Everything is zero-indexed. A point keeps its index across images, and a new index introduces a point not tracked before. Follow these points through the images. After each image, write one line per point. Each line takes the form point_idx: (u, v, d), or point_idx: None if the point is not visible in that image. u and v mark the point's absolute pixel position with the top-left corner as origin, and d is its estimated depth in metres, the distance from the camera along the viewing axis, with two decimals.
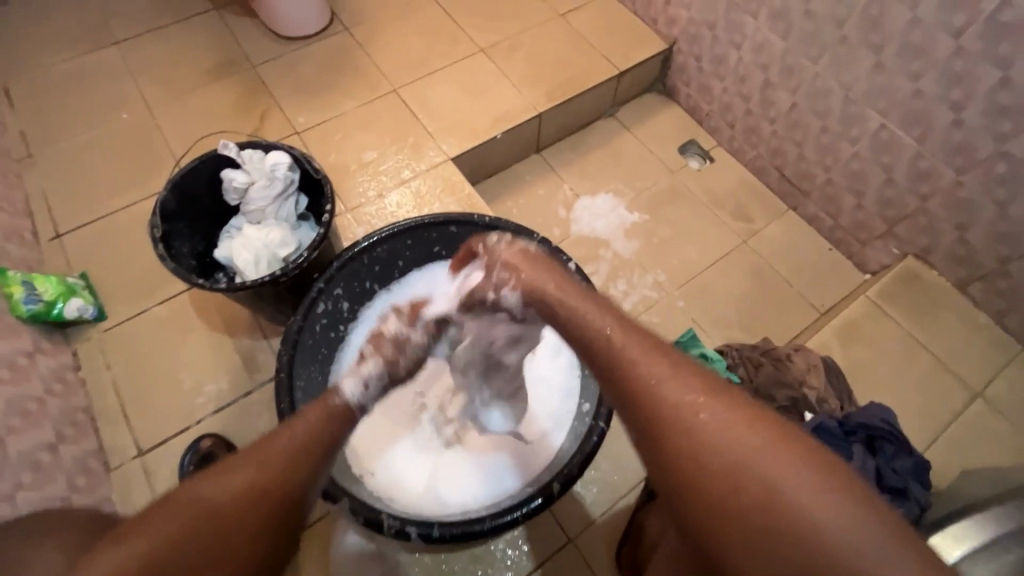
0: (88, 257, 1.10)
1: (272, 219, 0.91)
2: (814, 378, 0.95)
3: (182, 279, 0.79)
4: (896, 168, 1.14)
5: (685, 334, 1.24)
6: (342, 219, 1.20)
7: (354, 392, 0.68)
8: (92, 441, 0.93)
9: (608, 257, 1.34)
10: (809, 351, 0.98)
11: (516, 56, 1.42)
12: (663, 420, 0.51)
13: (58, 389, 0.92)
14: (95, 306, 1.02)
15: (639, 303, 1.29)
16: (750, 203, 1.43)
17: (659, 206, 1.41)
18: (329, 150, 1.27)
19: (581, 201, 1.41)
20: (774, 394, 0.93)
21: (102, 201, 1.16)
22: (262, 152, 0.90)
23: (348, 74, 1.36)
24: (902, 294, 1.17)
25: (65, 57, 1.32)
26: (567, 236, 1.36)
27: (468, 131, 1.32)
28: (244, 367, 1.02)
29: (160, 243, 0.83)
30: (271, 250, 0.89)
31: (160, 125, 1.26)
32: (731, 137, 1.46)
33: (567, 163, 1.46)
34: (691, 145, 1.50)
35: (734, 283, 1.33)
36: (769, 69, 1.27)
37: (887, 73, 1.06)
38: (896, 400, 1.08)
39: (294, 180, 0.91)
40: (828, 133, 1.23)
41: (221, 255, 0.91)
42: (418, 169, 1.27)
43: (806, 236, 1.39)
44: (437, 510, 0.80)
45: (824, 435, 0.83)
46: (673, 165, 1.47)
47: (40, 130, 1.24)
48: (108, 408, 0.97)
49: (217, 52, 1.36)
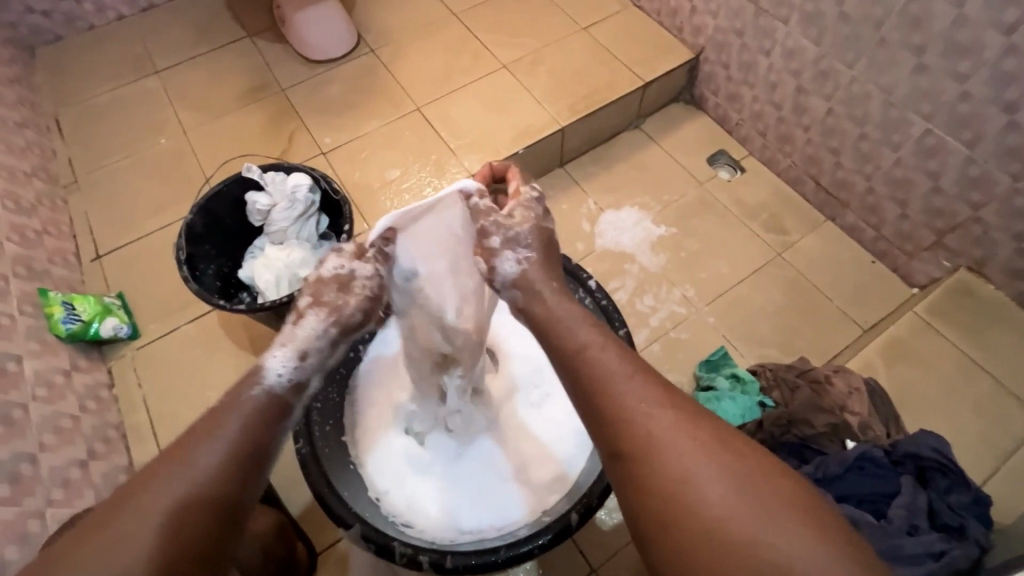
0: (125, 278, 1.15)
1: (293, 240, 0.93)
2: (857, 403, 0.88)
3: (205, 301, 0.81)
4: (944, 175, 1.07)
5: (715, 353, 1.18)
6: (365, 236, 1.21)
7: (280, 370, 0.59)
8: (123, 457, 0.96)
9: (634, 272, 1.30)
10: (851, 373, 0.92)
11: (539, 70, 1.42)
12: (646, 455, 0.46)
13: (92, 406, 0.96)
14: (129, 325, 1.06)
15: (667, 320, 1.25)
16: (785, 214, 1.36)
17: (687, 219, 1.37)
18: (353, 169, 1.29)
19: (606, 215, 1.38)
20: (814, 419, 0.87)
21: (139, 224, 1.21)
22: (284, 173, 0.92)
23: (372, 95, 1.38)
24: (957, 309, 1.09)
25: (110, 87, 1.40)
26: (591, 251, 1.33)
27: (490, 147, 1.32)
28: None
29: (185, 265, 0.85)
30: (292, 271, 0.91)
31: (194, 150, 1.31)
32: (763, 146, 1.40)
33: (591, 177, 1.43)
34: (721, 155, 1.45)
35: (768, 299, 1.27)
36: (801, 75, 1.22)
37: (931, 74, 1.00)
38: (952, 427, 0.99)
39: (315, 201, 0.92)
40: (867, 139, 1.17)
41: (244, 276, 0.93)
42: (440, 187, 1.27)
43: (846, 248, 1.31)
44: (452, 537, 0.78)
45: (870, 466, 0.78)
46: (701, 177, 1.42)
47: (85, 157, 1.30)
48: (137, 423, 1.00)
49: (249, 77, 1.41)
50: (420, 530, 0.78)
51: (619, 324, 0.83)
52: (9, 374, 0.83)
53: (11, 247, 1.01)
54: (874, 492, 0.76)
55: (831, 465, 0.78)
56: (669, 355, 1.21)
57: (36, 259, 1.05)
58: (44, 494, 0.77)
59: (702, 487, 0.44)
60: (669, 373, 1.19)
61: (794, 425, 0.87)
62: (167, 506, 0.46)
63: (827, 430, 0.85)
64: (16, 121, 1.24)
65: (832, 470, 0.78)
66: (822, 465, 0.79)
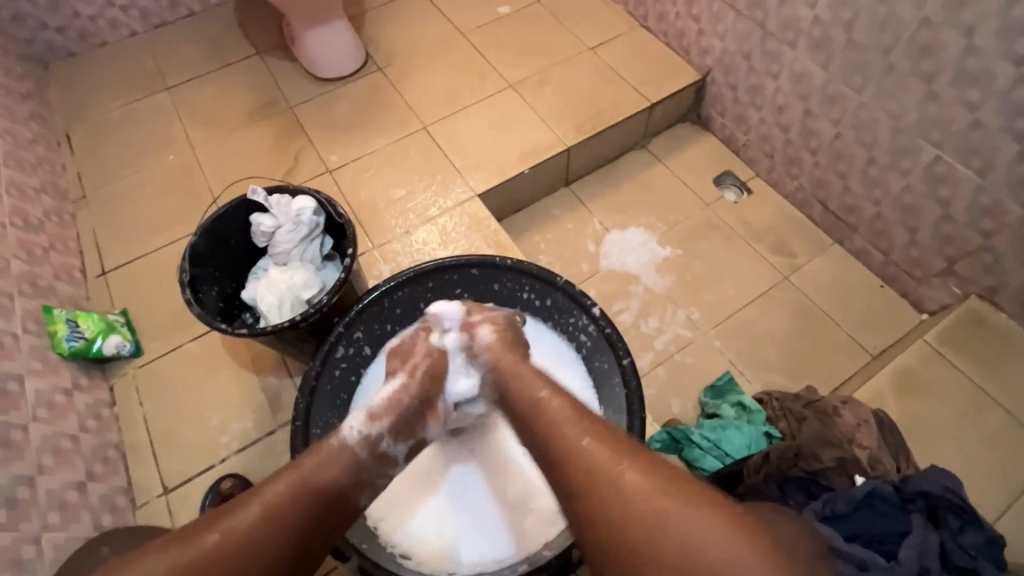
0: (129, 294, 1.15)
1: (297, 261, 0.92)
2: (865, 436, 0.88)
3: (207, 324, 0.81)
4: (954, 203, 1.06)
5: (721, 378, 1.17)
6: (369, 255, 1.21)
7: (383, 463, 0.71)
8: (121, 478, 0.95)
9: (639, 293, 1.29)
10: (859, 405, 0.91)
11: (545, 90, 1.42)
12: (588, 479, 0.58)
13: (92, 425, 0.95)
14: (132, 343, 1.06)
15: (671, 343, 1.23)
16: (792, 237, 1.35)
17: (692, 240, 1.36)
18: (359, 188, 1.29)
19: (611, 235, 1.37)
20: (821, 453, 0.86)
21: (144, 240, 1.22)
22: (289, 196, 0.92)
23: (379, 113, 1.39)
24: (968, 338, 1.07)
25: (120, 103, 1.41)
26: (596, 272, 1.32)
27: (495, 167, 1.32)
28: (268, 406, 1.03)
29: (188, 288, 0.85)
30: (294, 293, 0.90)
31: (201, 166, 1.32)
32: (770, 168, 1.39)
33: (596, 196, 1.43)
34: (728, 176, 1.44)
35: (774, 323, 1.25)
36: (809, 99, 1.21)
37: (941, 102, 0.99)
38: (964, 460, 0.97)
39: (319, 223, 0.92)
40: (875, 165, 1.16)
41: (247, 297, 0.93)
42: (444, 206, 1.27)
43: (854, 272, 1.30)
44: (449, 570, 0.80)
45: (879, 504, 0.76)
46: (707, 198, 1.41)
47: (94, 172, 1.31)
48: (138, 442, 1.00)
49: (257, 95, 1.42)
50: (418, 563, 0.80)
51: (623, 353, 0.82)
52: (10, 395, 0.83)
53: (17, 264, 1.01)
54: (884, 531, 0.75)
55: (839, 502, 0.77)
56: (673, 379, 1.20)
57: (42, 276, 1.05)
58: (40, 518, 0.77)
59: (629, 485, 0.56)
60: (673, 398, 1.17)
61: (801, 458, 0.86)
62: (226, 543, 0.56)
63: (835, 465, 0.84)
64: (27, 137, 1.26)
65: (840, 507, 0.76)
66: (829, 502, 0.77)
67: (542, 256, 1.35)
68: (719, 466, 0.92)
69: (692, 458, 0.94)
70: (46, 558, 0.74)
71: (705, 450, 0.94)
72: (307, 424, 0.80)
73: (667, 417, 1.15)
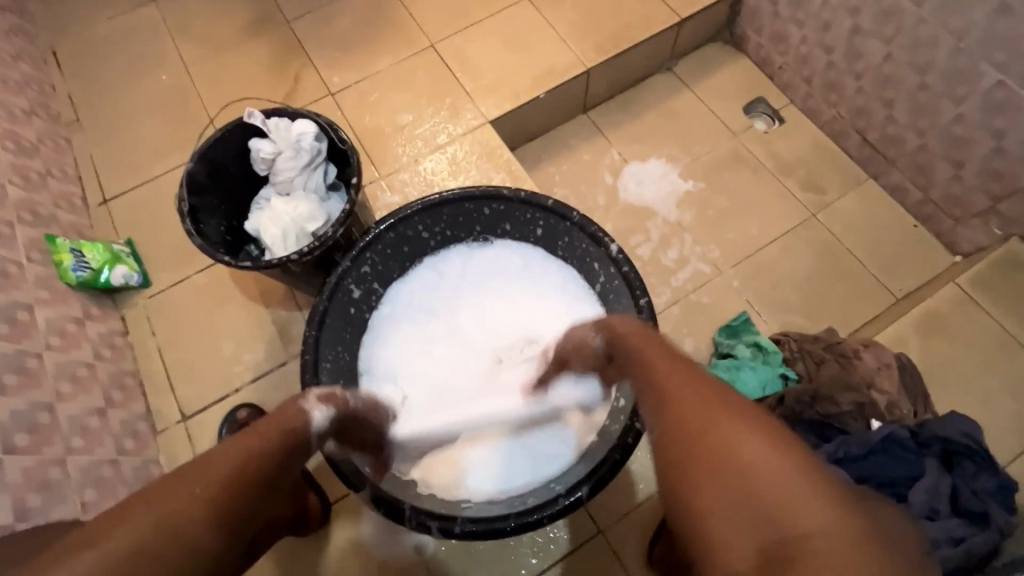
0: (132, 225, 1.12)
1: (300, 191, 0.88)
2: (885, 380, 0.87)
3: (210, 256, 0.78)
4: (1009, 135, 0.97)
5: (737, 317, 1.14)
6: (375, 186, 1.15)
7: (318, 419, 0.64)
8: (140, 405, 0.97)
9: (657, 225, 1.24)
10: (882, 348, 0.89)
11: (564, 3, 1.29)
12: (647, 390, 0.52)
13: (108, 353, 0.97)
14: (140, 273, 1.05)
15: (689, 280, 1.19)
16: (822, 171, 1.27)
17: (716, 173, 1.28)
18: (363, 113, 1.21)
19: (629, 167, 1.30)
20: (839, 398, 0.85)
21: (143, 168, 1.17)
22: (288, 120, 0.86)
23: (384, 27, 1.28)
24: (1003, 282, 1.02)
25: (108, 15, 1.31)
26: (613, 205, 1.26)
27: (508, 90, 1.22)
28: (279, 339, 1.03)
29: (188, 217, 0.81)
30: (299, 225, 0.87)
31: (197, 88, 1.24)
32: (807, 94, 1.29)
33: (615, 126, 1.33)
34: (759, 104, 1.34)
35: (795, 262, 1.20)
36: (859, 14, 1.08)
37: (1012, 18, 0.88)
38: (984, 407, 0.95)
39: (321, 150, 0.87)
40: (927, 90, 1.05)
41: (250, 228, 0.89)
42: (454, 133, 1.19)
43: (887, 209, 1.23)
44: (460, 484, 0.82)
45: (895, 448, 0.75)
46: (735, 128, 1.32)
47: (85, 92, 1.24)
48: (154, 371, 1.01)
49: (252, 7, 1.31)
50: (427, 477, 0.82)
51: (641, 293, 0.79)
52: (21, 323, 0.83)
53: (15, 190, 0.98)
54: (898, 475, 0.74)
55: (854, 446, 0.76)
56: (687, 318, 1.17)
57: (41, 204, 1.02)
58: (64, 442, 0.79)
59: (758, 499, 0.37)
60: (687, 337, 1.15)
61: (817, 401, 0.85)
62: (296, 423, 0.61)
63: (852, 409, 0.83)
64: (10, 53, 1.18)
65: (853, 451, 0.76)
66: (843, 445, 0.76)
67: (557, 189, 1.29)
68: None
69: None
70: (73, 479, 0.77)
71: None
72: (317, 357, 0.79)
73: (679, 356, 1.13)
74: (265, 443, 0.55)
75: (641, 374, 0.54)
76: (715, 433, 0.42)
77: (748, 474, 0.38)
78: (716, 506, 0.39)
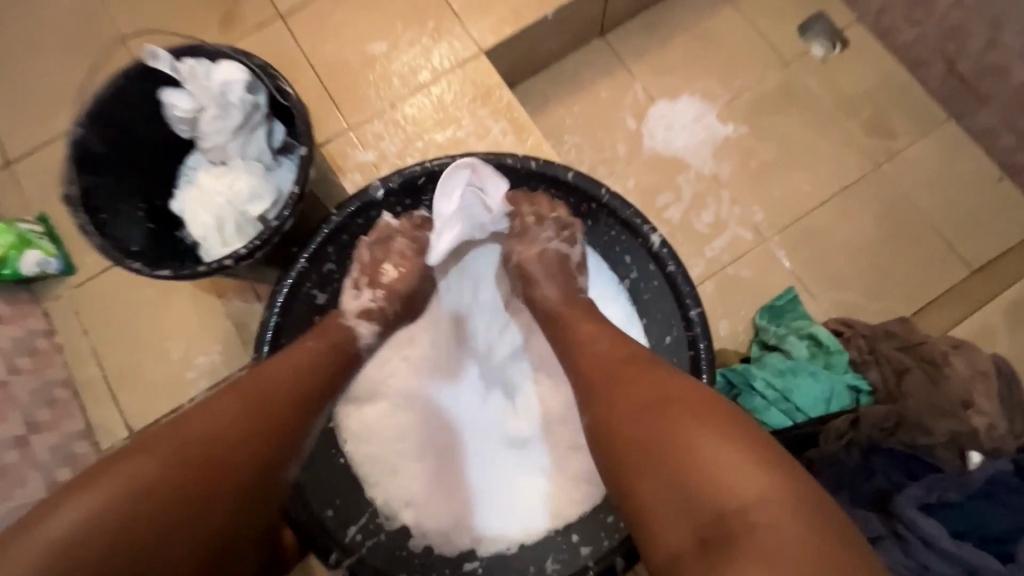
0: (44, 194, 0.90)
1: (238, 162, 0.67)
2: (982, 395, 0.73)
3: (113, 261, 0.58)
4: None
5: (783, 296, 0.95)
6: (342, 140, 0.92)
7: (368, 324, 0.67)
8: (77, 420, 0.82)
9: (689, 182, 1.03)
10: (976, 352, 0.75)
11: None
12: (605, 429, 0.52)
13: (25, 365, 0.82)
14: (59, 258, 0.85)
15: (726, 250, 1.00)
16: (892, 111, 1.05)
17: (762, 113, 1.05)
18: (323, 41, 0.95)
19: (657, 107, 1.06)
20: (931, 426, 0.70)
21: (49, 119, 0.93)
22: (209, 63, 0.63)
23: None
24: None
25: None
26: (636, 156, 1.04)
27: (508, 8, 0.95)
28: (238, 337, 0.85)
29: (81, 207, 0.60)
30: (238, 209, 0.66)
31: (107, 8, 0.96)
32: (883, 9, 1.02)
33: (639, 54, 1.08)
34: (820, 23, 1.07)
35: (854, 226, 1.01)
36: None
37: None
38: None
39: (259, 105, 0.65)
40: None
41: (178, 211, 0.69)
42: (440, 68, 0.93)
43: (967, 159, 1.02)
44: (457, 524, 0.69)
45: (998, 491, 0.65)
46: (788, 55, 1.07)
47: None
48: (91, 378, 0.84)
49: None
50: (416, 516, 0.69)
51: (690, 302, 0.65)
52: None
53: None
54: (1002, 524, 0.64)
55: (952, 491, 0.65)
56: (723, 296, 0.98)
57: None
58: None
59: (714, 504, 0.44)
60: (723, 319, 0.98)
61: (902, 428, 0.70)
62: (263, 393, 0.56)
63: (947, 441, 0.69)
64: None
65: (952, 496, 0.65)
66: (940, 488, 0.65)
67: (568, 137, 1.05)
68: (786, 423, 0.76)
69: (753, 409, 0.78)
70: None
71: (770, 401, 0.77)
72: None
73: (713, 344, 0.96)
74: (215, 427, 0.51)
75: (600, 399, 0.55)
76: (685, 454, 0.47)
77: (712, 496, 0.45)
78: (671, 525, 0.46)
